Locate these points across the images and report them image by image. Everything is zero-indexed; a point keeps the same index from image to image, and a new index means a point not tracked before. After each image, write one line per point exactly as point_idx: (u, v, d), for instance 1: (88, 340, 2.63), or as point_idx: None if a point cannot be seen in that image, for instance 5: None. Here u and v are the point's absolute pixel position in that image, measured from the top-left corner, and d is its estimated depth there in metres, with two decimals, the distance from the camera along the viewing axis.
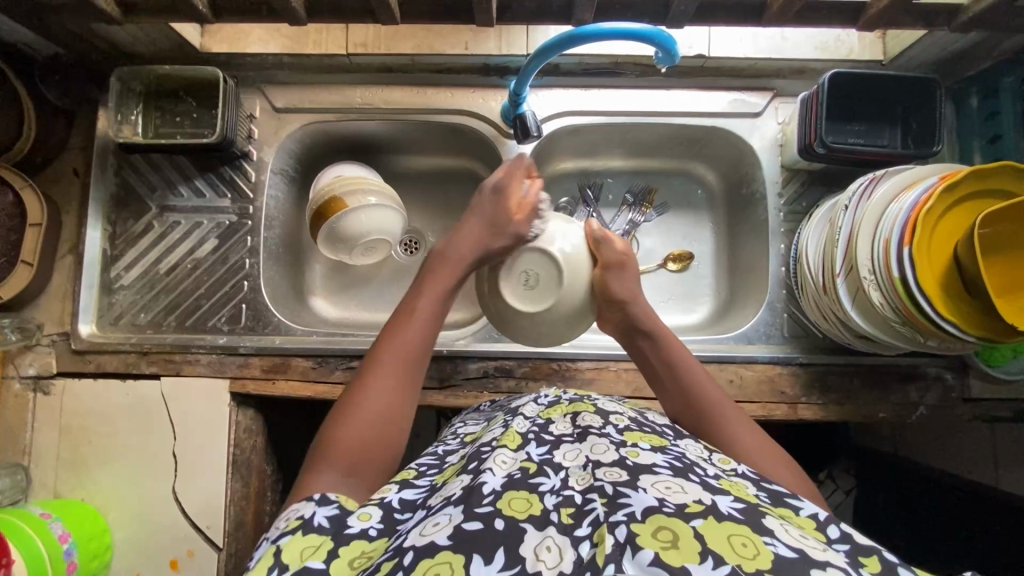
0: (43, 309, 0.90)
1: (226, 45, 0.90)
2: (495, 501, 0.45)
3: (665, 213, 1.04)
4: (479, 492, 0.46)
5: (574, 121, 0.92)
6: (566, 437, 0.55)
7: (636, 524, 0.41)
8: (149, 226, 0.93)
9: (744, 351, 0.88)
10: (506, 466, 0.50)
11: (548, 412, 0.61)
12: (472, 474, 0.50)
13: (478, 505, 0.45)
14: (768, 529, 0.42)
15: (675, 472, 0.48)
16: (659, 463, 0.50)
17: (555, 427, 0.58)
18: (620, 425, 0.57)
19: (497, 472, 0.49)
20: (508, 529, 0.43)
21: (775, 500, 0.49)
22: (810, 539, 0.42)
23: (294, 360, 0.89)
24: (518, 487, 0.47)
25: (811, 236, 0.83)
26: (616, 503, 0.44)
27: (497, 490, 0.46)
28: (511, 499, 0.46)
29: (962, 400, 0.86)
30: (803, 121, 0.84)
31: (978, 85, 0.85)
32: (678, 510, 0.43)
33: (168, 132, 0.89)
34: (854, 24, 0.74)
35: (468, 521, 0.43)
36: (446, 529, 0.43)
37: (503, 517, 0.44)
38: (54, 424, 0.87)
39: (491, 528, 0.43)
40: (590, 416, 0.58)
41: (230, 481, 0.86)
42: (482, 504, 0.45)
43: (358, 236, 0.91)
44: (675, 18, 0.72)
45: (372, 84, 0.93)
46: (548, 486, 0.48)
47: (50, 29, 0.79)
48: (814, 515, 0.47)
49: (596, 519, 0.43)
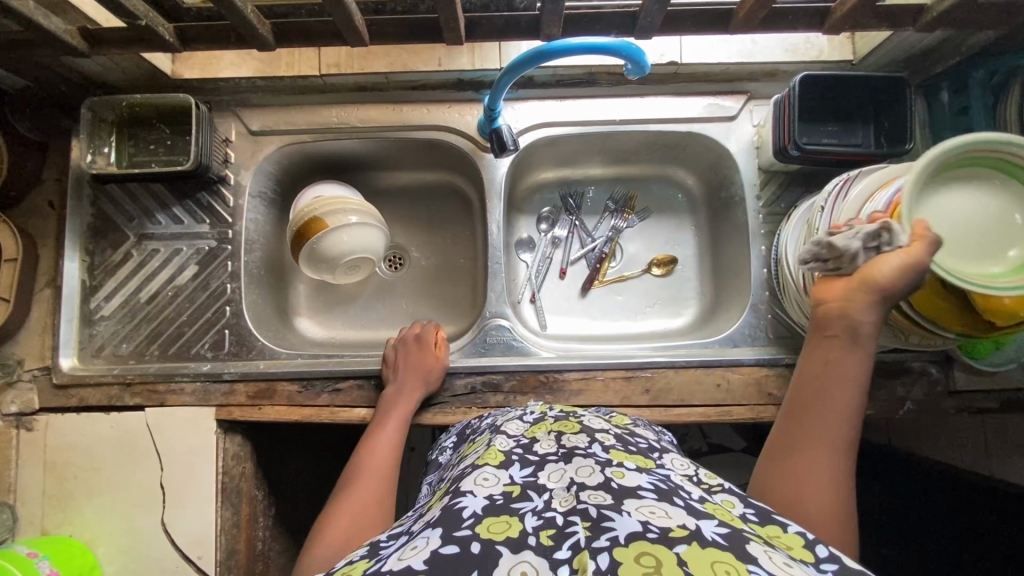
0: (23, 344, 0.89)
1: (197, 70, 0.89)
2: (475, 524, 0.46)
3: (647, 218, 1.05)
4: (459, 515, 0.47)
5: (550, 133, 0.93)
6: (551, 456, 0.56)
7: (618, 550, 0.41)
8: (128, 255, 0.92)
9: (729, 354, 0.88)
10: (489, 488, 0.51)
11: (533, 431, 0.62)
12: (452, 496, 0.51)
13: (458, 528, 0.46)
14: (752, 556, 0.41)
15: (660, 495, 0.48)
16: (644, 485, 0.49)
17: (540, 446, 0.58)
18: (606, 443, 0.58)
19: (478, 494, 0.50)
20: (484, 552, 0.43)
21: (762, 519, 0.49)
22: (793, 567, 0.41)
23: (279, 384, 0.88)
24: (498, 512, 0.48)
25: (789, 237, 0.84)
26: (599, 527, 0.44)
27: (477, 514, 0.47)
28: (490, 523, 0.46)
29: (947, 393, 0.87)
30: (777, 123, 0.85)
31: (948, 81, 0.85)
32: (661, 535, 0.43)
33: (142, 160, 0.88)
34: (821, 28, 0.75)
35: (445, 545, 0.44)
36: (423, 553, 0.43)
37: (480, 540, 0.44)
38: (39, 461, 0.86)
39: (467, 552, 0.43)
40: (575, 435, 0.59)
41: (220, 510, 0.85)
42: (460, 527, 0.46)
43: (347, 254, 0.91)
44: (644, 29, 0.72)
45: (347, 104, 0.93)
46: (529, 508, 0.48)
47: (17, 63, 0.78)
48: (802, 532, 0.47)
49: (576, 543, 0.43)
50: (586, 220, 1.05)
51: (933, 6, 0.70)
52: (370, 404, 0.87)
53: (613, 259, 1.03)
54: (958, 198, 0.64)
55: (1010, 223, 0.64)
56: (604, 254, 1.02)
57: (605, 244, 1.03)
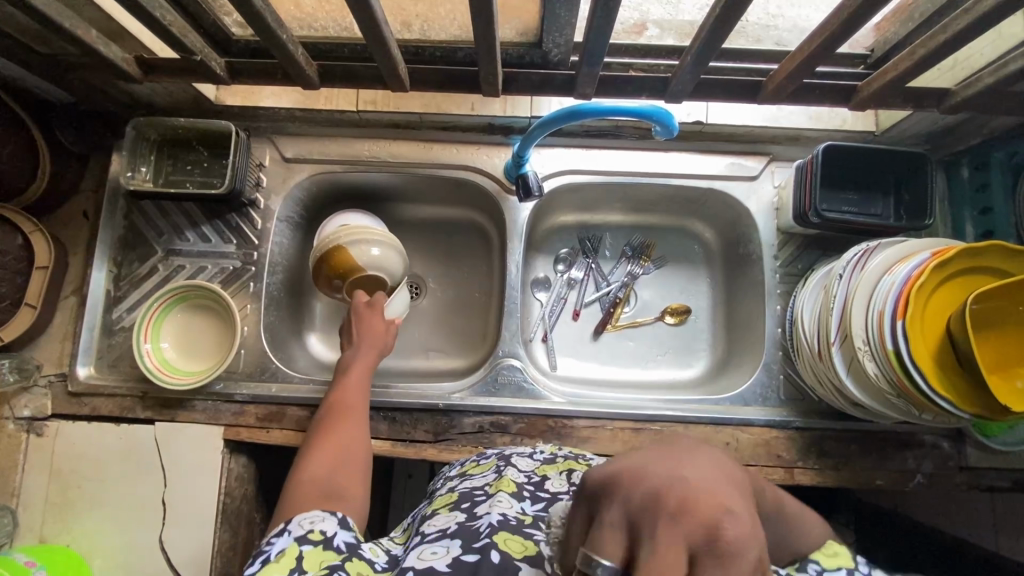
0: (43, 349, 0.90)
1: (240, 98, 0.93)
2: (492, 535, 0.53)
3: (663, 266, 1.06)
4: (477, 529, 0.54)
5: (573, 180, 0.95)
6: (562, 493, 0.60)
7: None
8: (155, 269, 0.94)
9: (740, 413, 0.88)
10: (504, 508, 0.56)
11: (544, 469, 0.65)
12: (467, 513, 0.57)
13: (475, 540, 0.53)
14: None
15: None
16: None
17: (551, 484, 0.62)
18: None
19: (494, 511, 0.56)
20: (502, 562, 0.50)
21: None
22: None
23: (289, 409, 0.89)
24: (512, 530, 0.54)
25: (807, 301, 0.85)
26: None
27: (493, 527, 0.54)
28: (506, 538, 0.53)
29: (958, 468, 0.86)
30: (798, 188, 0.86)
31: (969, 158, 0.87)
32: None
33: (178, 180, 0.91)
34: (847, 103, 0.77)
35: (466, 553, 0.52)
36: (444, 557, 0.52)
37: (499, 551, 0.51)
38: (46, 466, 0.87)
39: (488, 559, 0.51)
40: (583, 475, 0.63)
41: (218, 531, 0.85)
42: (478, 538, 0.53)
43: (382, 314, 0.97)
44: (675, 94, 0.76)
45: (379, 138, 0.96)
46: (541, 535, 0.54)
47: (72, 83, 0.82)
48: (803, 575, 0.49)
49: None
50: (603, 264, 1.07)
51: (958, 91, 0.72)
52: (377, 436, 0.87)
53: (627, 304, 1.04)
54: (177, 321, 0.91)
55: (183, 341, 0.92)
56: (618, 299, 1.03)
57: (620, 290, 1.04)
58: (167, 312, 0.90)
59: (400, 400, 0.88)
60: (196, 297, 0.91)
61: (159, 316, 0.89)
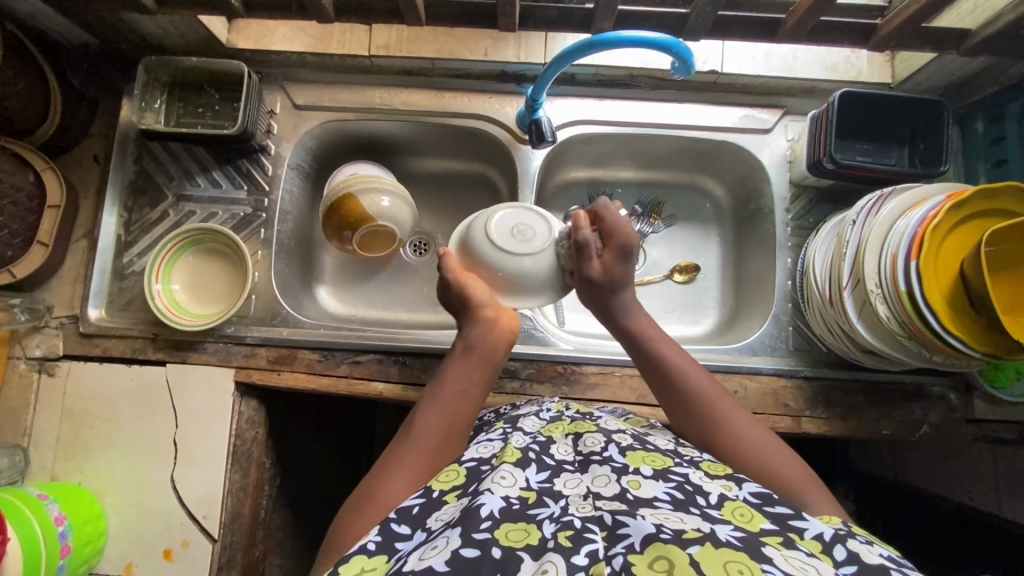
0: (54, 291, 0.91)
1: (251, 41, 0.92)
2: (494, 528, 0.47)
3: (672, 224, 1.06)
4: (477, 515, 0.48)
5: (587, 130, 0.94)
6: (568, 464, 0.57)
7: (632, 555, 0.44)
8: (165, 214, 0.94)
9: (748, 362, 0.88)
10: (506, 488, 0.51)
11: (549, 430, 0.63)
12: (471, 495, 0.52)
13: (476, 530, 0.47)
14: (767, 556, 0.43)
15: (675, 506, 0.50)
16: (659, 496, 0.51)
17: (557, 449, 0.59)
18: (622, 444, 0.59)
19: (496, 493, 0.50)
20: (504, 558, 0.45)
21: (781, 526, 0.49)
22: (812, 568, 0.43)
23: (301, 352, 0.89)
24: (515, 517, 0.49)
25: (819, 249, 0.84)
26: (615, 536, 0.46)
27: (495, 515, 0.48)
28: (509, 528, 0.47)
29: (965, 420, 0.86)
30: (812, 138, 0.86)
31: (985, 111, 0.86)
32: (674, 536, 0.45)
33: (189, 122, 0.90)
34: (865, 45, 0.77)
35: (465, 546, 0.45)
36: (444, 553, 0.45)
37: (500, 546, 0.46)
38: (56, 406, 0.87)
39: (488, 556, 0.45)
40: (592, 437, 0.60)
41: (229, 472, 0.86)
42: (479, 528, 0.47)
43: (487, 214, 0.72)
44: (692, 31, 0.75)
45: (391, 86, 0.95)
46: (547, 514, 0.49)
47: (86, 18, 0.81)
48: (820, 536, 0.49)
49: (594, 552, 0.45)
50: None
51: (978, 31, 0.72)
52: (387, 379, 0.88)
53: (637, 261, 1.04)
54: (185, 262, 0.91)
55: (189, 283, 0.91)
56: None
57: None
58: (181, 253, 0.91)
59: (411, 345, 0.88)
60: (210, 242, 0.91)
61: (168, 262, 0.89)
